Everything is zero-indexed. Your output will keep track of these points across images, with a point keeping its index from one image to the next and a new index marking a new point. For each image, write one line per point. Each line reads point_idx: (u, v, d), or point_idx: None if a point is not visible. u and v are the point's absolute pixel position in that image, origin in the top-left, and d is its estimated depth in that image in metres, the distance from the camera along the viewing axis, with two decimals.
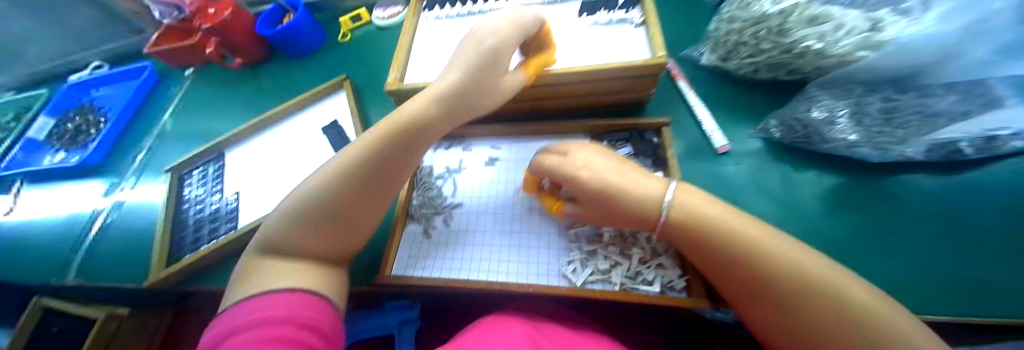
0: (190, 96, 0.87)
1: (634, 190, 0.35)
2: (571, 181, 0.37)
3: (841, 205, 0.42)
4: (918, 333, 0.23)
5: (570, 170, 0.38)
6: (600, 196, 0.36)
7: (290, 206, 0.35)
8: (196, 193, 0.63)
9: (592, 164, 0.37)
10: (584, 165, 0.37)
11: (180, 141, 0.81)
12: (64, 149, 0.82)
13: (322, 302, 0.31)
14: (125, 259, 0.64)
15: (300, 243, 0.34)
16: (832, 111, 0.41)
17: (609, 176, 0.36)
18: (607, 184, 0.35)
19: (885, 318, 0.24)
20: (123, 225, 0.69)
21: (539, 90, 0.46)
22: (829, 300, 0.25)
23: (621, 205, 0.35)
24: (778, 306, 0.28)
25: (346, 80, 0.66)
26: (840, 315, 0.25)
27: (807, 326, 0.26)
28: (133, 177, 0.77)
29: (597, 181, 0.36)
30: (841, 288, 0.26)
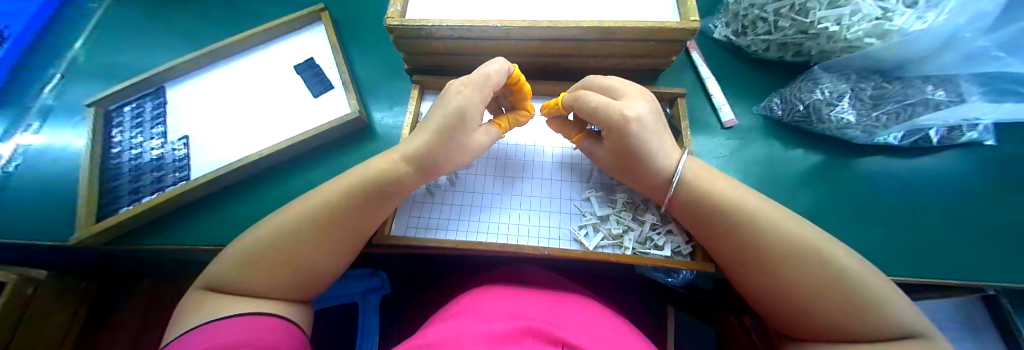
0: (111, 19, 0.70)
1: (664, 156, 0.36)
2: (619, 132, 0.34)
3: (812, 182, 0.48)
4: (885, 294, 0.26)
5: (621, 119, 0.33)
6: (636, 154, 0.35)
7: (257, 235, 0.33)
8: (130, 135, 0.52)
9: (646, 119, 0.34)
10: (636, 117, 0.33)
11: (100, 75, 0.66)
12: None
13: (291, 325, 0.30)
14: (38, 214, 0.53)
15: (274, 260, 0.32)
16: (834, 93, 0.45)
17: (650, 135, 0.35)
18: (647, 144, 0.34)
19: (858, 280, 0.26)
20: (33, 173, 0.57)
21: (562, 47, 0.43)
22: (811, 266, 0.28)
23: (647, 166, 0.36)
24: (766, 274, 0.30)
25: (323, 11, 0.56)
26: (821, 279, 0.27)
27: (791, 291, 0.28)
28: (37, 122, 0.62)
29: (640, 140, 0.34)
30: (824, 256, 0.28)
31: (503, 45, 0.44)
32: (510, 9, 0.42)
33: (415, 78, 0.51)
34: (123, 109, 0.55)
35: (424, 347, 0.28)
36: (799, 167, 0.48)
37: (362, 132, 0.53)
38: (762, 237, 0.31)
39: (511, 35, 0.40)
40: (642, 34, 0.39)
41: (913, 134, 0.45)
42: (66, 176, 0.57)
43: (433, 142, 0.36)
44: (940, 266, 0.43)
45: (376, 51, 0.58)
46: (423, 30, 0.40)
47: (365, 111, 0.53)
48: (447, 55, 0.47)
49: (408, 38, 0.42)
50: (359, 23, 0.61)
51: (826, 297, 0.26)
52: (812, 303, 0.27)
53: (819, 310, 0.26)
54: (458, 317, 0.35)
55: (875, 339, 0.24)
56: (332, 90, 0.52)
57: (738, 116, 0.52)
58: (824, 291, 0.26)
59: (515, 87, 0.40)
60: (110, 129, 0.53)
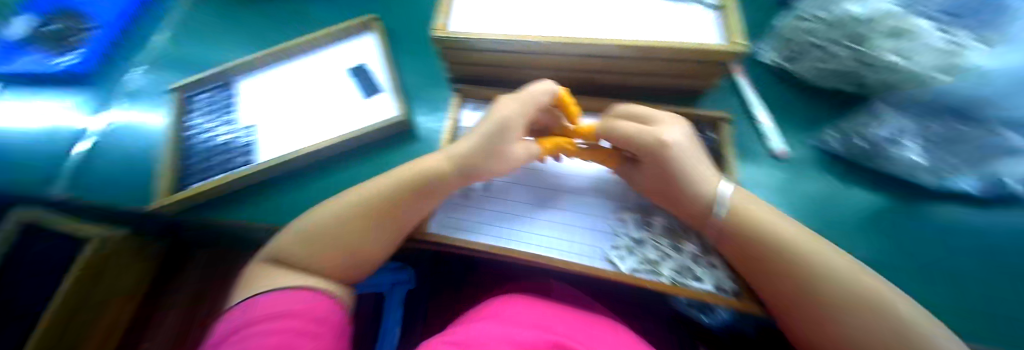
0: (196, 16, 0.79)
1: (703, 182, 0.36)
2: (656, 154, 0.35)
3: (867, 222, 0.44)
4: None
5: (658, 143, 0.35)
6: (675, 177, 0.35)
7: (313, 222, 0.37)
8: (204, 120, 0.59)
9: (681, 144, 0.35)
10: (674, 141, 0.35)
11: (182, 65, 0.75)
12: (33, 47, 0.74)
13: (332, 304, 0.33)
14: (122, 182, 0.61)
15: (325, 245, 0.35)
16: (900, 131, 0.42)
17: (688, 159, 0.35)
18: (685, 168, 0.35)
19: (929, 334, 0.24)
20: (121, 146, 0.66)
21: (604, 64, 0.44)
22: (875, 313, 0.26)
23: (687, 191, 0.35)
24: (821, 318, 0.28)
25: (375, 20, 0.61)
26: (887, 329, 0.25)
27: (851, 339, 0.26)
28: (126, 101, 0.72)
29: (678, 163, 0.35)
30: (888, 303, 0.26)
31: (545, 60, 0.45)
32: (555, 25, 0.43)
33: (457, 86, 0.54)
34: (199, 95, 0.61)
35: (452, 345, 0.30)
36: (852, 205, 0.45)
37: (403, 133, 0.56)
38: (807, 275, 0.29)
39: (551, 50, 0.42)
40: (681, 55, 0.39)
41: (985, 180, 0.41)
42: (147, 151, 0.64)
43: (478, 149, 0.38)
44: None
45: (420, 58, 0.62)
46: (467, 42, 0.43)
47: (408, 113, 0.57)
48: (489, 65, 0.49)
49: (455, 48, 0.45)
50: (406, 31, 0.65)
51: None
52: None
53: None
54: (485, 320, 0.36)
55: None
56: (380, 92, 0.56)
57: (784, 146, 0.50)
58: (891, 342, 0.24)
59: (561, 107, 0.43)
60: (188, 113, 0.60)
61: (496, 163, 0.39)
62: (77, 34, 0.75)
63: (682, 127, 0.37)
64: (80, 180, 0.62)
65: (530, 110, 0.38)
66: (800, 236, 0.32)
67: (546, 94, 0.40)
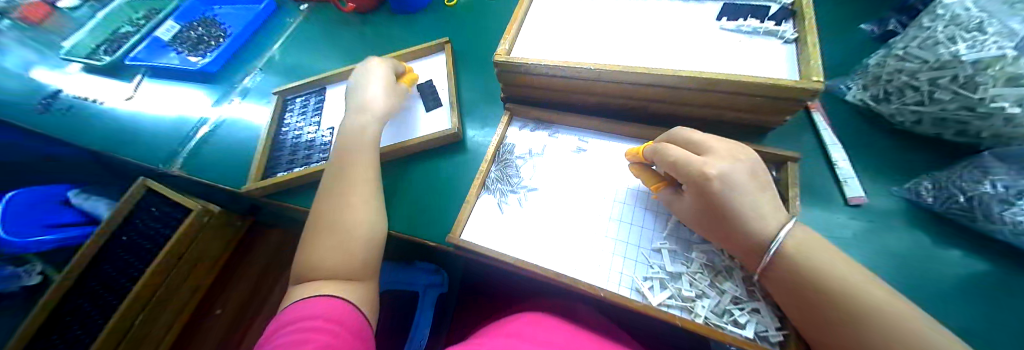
0: (300, 33, 0.95)
1: (757, 220, 0.33)
2: (699, 187, 0.34)
3: (970, 294, 0.37)
4: None
5: (700, 175, 0.33)
6: (720, 211, 0.33)
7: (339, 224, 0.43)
8: (295, 119, 0.69)
9: (731, 176, 0.33)
10: (719, 174, 0.33)
11: (283, 71, 0.89)
12: (185, 52, 0.95)
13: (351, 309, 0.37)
14: (225, 164, 0.73)
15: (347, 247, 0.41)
16: (1011, 189, 0.34)
17: (737, 194, 0.33)
18: (734, 203, 0.33)
19: None
20: (228, 135, 0.79)
21: (661, 95, 0.44)
22: None
23: (736, 226, 0.33)
24: None
25: (446, 43, 0.68)
26: None
27: None
28: (238, 98, 0.86)
29: (723, 197, 0.33)
30: None
31: (602, 88, 0.47)
32: (612, 55, 0.45)
33: (509, 105, 0.57)
34: (295, 99, 0.72)
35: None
36: (949, 270, 0.39)
37: (456, 145, 0.60)
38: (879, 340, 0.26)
39: (602, 77, 0.44)
40: (748, 90, 0.38)
41: None
42: (247, 141, 0.77)
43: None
44: None
45: (480, 78, 0.67)
46: (523, 67, 0.46)
47: (462, 128, 0.61)
48: (543, 89, 0.52)
49: (512, 71, 0.48)
50: (472, 54, 0.71)
51: None
52: None
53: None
54: (509, 335, 0.37)
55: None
56: (440, 106, 0.61)
57: (862, 194, 0.45)
58: None
59: None
60: (284, 112, 0.71)
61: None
62: (212, 41, 0.95)
63: (734, 160, 0.34)
64: (195, 159, 0.75)
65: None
66: (877, 295, 0.28)
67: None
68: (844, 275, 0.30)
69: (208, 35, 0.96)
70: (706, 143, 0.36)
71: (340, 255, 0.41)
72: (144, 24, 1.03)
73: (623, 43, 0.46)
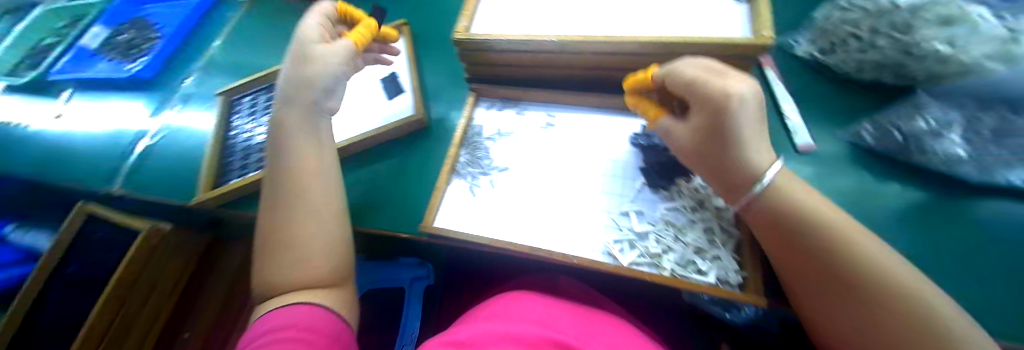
0: (239, 27, 0.87)
1: (755, 153, 0.32)
2: (717, 110, 0.31)
3: (907, 224, 0.41)
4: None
5: (725, 96, 0.30)
6: (728, 140, 0.31)
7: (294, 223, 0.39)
8: (244, 121, 0.63)
9: (750, 102, 0.30)
10: (743, 97, 0.30)
11: (226, 70, 0.82)
12: (114, 59, 0.85)
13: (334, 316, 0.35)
14: (173, 178, 0.67)
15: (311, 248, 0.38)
16: (942, 123, 0.39)
17: (748, 124, 0.31)
18: (742, 132, 0.31)
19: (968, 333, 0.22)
20: (172, 145, 0.72)
21: (621, 61, 0.44)
22: (914, 305, 0.24)
23: (735, 157, 0.32)
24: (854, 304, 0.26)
25: (403, 26, 0.64)
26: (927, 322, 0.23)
27: (883, 327, 0.24)
28: (179, 103, 0.79)
29: (738, 123, 0.30)
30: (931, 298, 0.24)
31: (562, 59, 0.46)
32: (572, 24, 0.44)
33: (474, 86, 0.55)
34: (241, 100, 0.67)
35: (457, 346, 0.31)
36: (890, 204, 0.42)
37: (423, 132, 0.58)
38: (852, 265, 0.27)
39: (565, 48, 0.42)
40: (707, 51, 0.38)
41: None
42: (194, 149, 0.70)
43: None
44: None
45: (443, 61, 0.64)
46: (484, 43, 0.44)
47: (427, 113, 0.59)
48: (507, 65, 0.50)
49: (472, 49, 0.46)
50: (431, 36, 0.68)
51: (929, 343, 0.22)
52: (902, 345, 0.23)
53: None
54: (491, 318, 0.37)
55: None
56: (402, 93, 0.58)
57: (812, 141, 0.48)
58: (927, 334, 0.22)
59: None
60: (231, 114, 0.65)
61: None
62: (143, 44, 0.86)
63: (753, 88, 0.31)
64: (138, 176, 0.69)
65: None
66: (847, 225, 0.29)
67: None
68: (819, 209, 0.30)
69: (138, 38, 0.87)
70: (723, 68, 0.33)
71: (301, 261, 0.37)
72: (68, 34, 0.92)
73: (584, 11, 0.44)
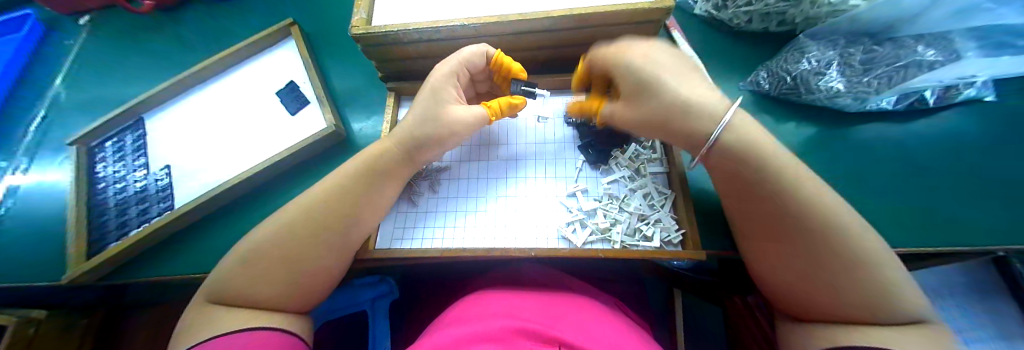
0: (86, 52, 0.70)
1: (690, 92, 0.32)
2: (624, 68, 0.34)
3: (805, 157, 0.46)
4: (903, 282, 0.24)
5: (622, 56, 0.34)
6: (650, 89, 0.33)
7: (242, 248, 0.33)
8: (112, 169, 0.52)
9: (651, 54, 0.34)
10: (638, 52, 0.34)
11: (81, 110, 0.66)
12: None
13: (293, 338, 0.30)
14: (37, 255, 0.54)
15: (265, 262, 0.32)
16: (822, 62, 0.44)
17: (663, 71, 0.33)
18: (662, 76, 0.32)
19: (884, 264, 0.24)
20: (23, 216, 0.57)
21: (536, 40, 0.42)
22: (849, 243, 0.24)
23: (666, 101, 0.32)
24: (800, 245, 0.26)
25: (293, 26, 0.55)
26: (859, 261, 0.24)
27: (825, 265, 0.25)
28: (26, 158, 0.63)
29: (651, 72, 0.33)
30: (860, 233, 0.25)
31: (473, 43, 0.42)
32: (478, 4, 0.40)
33: (390, 85, 0.49)
34: (105, 144, 0.54)
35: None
36: (789, 141, 0.47)
37: (341, 145, 0.52)
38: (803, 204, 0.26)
39: (480, 32, 0.39)
40: (618, 18, 0.37)
41: (907, 97, 0.44)
42: (57, 214, 0.57)
43: (412, 129, 0.37)
44: (955, 234, 0.41)
45: (351, 61, 0.57)
46: (390, 36, 0.38)
47: (343, 123, 0.53)
48: (420, 59, 0.45)
49: (375, 45, 0.40)
50: (331, 34, 0.60)
51: (863, 281, 0.23)
52: (843, 284, 0.24)
53: (841, 287, 0.24)
54: (453, 325, 0.34)
55: (885, 321, 0.23)
56: (308, 105, 0.51)
57: (723, 93, 0.51)
58: (858, 272, 0.24)
59: (502, 68, 0.41)
60: (93, 165, 0.53)
61: (451, 131, 0.37)
62: None
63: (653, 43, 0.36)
64: None
65: (458, 70, 0.38)
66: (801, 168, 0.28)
67: (481, 58, 0.39)
68: (772, 151, 0.29)
69: None
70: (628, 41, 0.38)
71: (242, 288, 0.31)
72: None
73: None
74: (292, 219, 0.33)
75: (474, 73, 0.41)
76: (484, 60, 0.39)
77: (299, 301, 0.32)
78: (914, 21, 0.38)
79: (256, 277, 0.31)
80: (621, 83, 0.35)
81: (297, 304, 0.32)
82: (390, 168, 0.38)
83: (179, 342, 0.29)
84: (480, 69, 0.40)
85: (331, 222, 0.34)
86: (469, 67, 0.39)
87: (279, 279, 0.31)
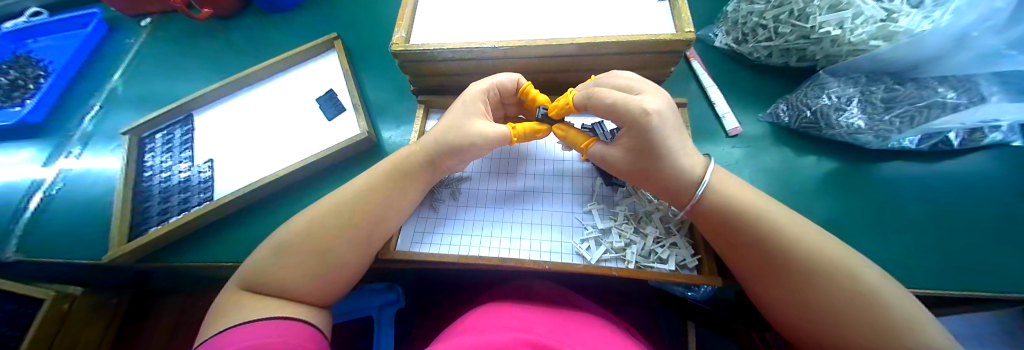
0: (146, 52, 0.77)
1: (685, 156, 0.34)
2: (639, 127, 0.32)
3: (826, 192, 0.46)
4: (922, 318, 0.23)
5: (641, 113, 0.31)
6: (657, 153, 0.33)
7: (276, 241, 0.35)
8: (159, 160, 0.56)
9: (665, 111, 0.32)
10: (657, 110, 0.32)
11: (132, 106, 0.72)
12: None
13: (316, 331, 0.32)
14: (80, 234, 0.58)
15: (297, 254, 0.34)
16: (842, 98, 0.45)
17: (670, 134, 0.33)
18: (669, 140, 0.33)
19: (896, 304, 0.24)
20: (71, 198, 0.62)
21: (564, 64, 0.44)
22: (845, 288, 0.25)
23: (666, 165, 0.34)
24: (799, 296, 0.27)
25: (337, 39, 0.59)
26: (861, 304, 0.24)
27: (829, 313, 0.25)
28: (79, 145, 0.69)
29: (663, 135, 0.32)
30: (857, 276, 0.26)
31: (504, 63, 0.44)
32: (511, 29, 0.43)
33: (421, 98, 0.52)
34: (155, 136, 0.59)
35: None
36: (809, 174, 0.47)
37: (369, 151, 0.55)
38: (789, 250, 0.28)
39: (509, 54, 0.41)
40: (642, 46, 0.39)
41: (930, 138, 0.44)
42: (102, 198, 0.62)
43: (444, 145, 0.39)
44: (990, 280, 0.39)
45: (385, 75, 0.61)
46: (427, 53, 0.41)
47: (374, 131, 0.56)
48: (451, 75, 0.48)
49: (413, 61, 0.43)
50: (369, 48, 0.64)
51: (869, 324, 0.24)
52: (850, 331, 0.24)
53: (857, 332, 0.24)
54: (469, 333, 0.34)
55: None
56: (344, 112, 0.54)
57: (742, 123, 0.52)
58: (862, 316, 0.24)
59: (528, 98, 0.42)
60: (143, 154, 0.57)
61: (471, 142, 0.38)
62: (27, 83, 0.70)
63: (660, 97, 0.34)
64: (33, 237, 0.58)
65: (489, 89, 0.41)
66: (784, 218, 0.30)
67: (513, 85, 0.42)
68: (763, 206, 0.32)
69: (22, 77, 0.70)
70: (636, 85, 0.35)
71: (274, 279, 0.32)
72: None
73: (521, 14, 0.44)
74: (324, 216, 0.36)
75: (506, 97, 0.44)
76: (515, 88, 0.42)
77: (325, 294, 0.34)
78: (937, 63, 0.39)
79: (288, 269, 0.33)
80: (628, 139, 0.34)
81: (323, 296, 0.34)
82: (415, 174, 0.40)
83: (212, 323, 0.31)
84: (511, 94, 0.43)
85: (360, 222, 0.36)
86: (501, 89, 0.42)
87: (310, 273, 0.33)
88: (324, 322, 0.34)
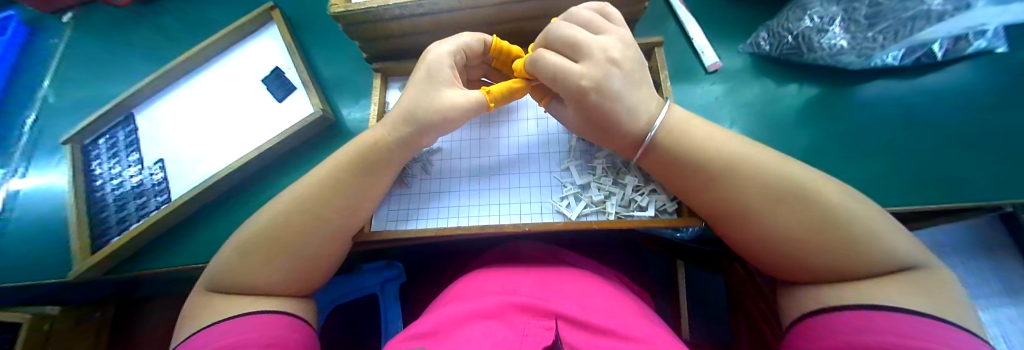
0: (72, 51, 0.69)
1: (638, 119, 0.31)
2: (578, 106, 0.31)
3: (808, 121, 0.45)
4: (876, 228, 0.23)
5: (575, 94, 0.30)
6: (602, 127, 0.31)
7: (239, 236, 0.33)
8: (108, 167, 0.52)
9: (605, 83, 0.29)
10: (594, 88, 0.29)
11: (75, 112, 0.66)
12: None
13: (299, 321, 0.30)
14: (49, 255, 0.55)
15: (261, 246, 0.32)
16: (824, 18, 0.42)
17: (617, 103, 0.30)
18: (615, 112, 0.30)
19: (852, 221, 0.24)
20: (29, 218, 0.58)
21: (526, 10, 0.40)
22: (803, 215, 0.25)
23: (619, 135, 0.32)
24: (760, 231, 0.26)
25: (274, 8, 0.53)
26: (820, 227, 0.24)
27: (790, 241, 0.25)
28: (22, 163, 0.63)
29: (605, 111, 0.30)
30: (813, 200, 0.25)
31: (456, 14, 0.40)
32: None
33: (376, 66, 0.47)
34: (99, 142, 0.53)
35: (422, 338, 0.27)
36: (792, 104, 0.46)
37: (331, 130, 0.52)
38: (745, 187, 0.27)
39: (463, 3, 0.37)
40: None
41: (915, 51, 0.41)
42: (61, 215, 0.58)
43: (400, 116, 0.36)
44: (966, 191, 0.40)
45: (336, 46, 0.56)
46: (372, 13, 0.37)
47: (331, 108, 0.52)
48: (405, 35, 0.44)
49: (358, 23, 0.39)
50: (316, 18, 0.58)
51: (829, 245, 0.23)
52: (811, 256, 0.24)
53: (816, 255, 0.24)
54: (456, 303, 0.34)
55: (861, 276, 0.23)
56: (294, 91, 0.50)
57: (722, 59, 0.49)
58: (819, 238, 0.24)
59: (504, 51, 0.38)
60: (89, 163, 0.52)
61: (445, 117, 0.34)
62: None
63: (623, 44, 0.30)
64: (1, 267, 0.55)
65: (455, 53, 0.35)
66: (740, 151, 0.29)
67: (479, 44, 0.37)
68: (718, 143, 0.29)
69: None
70: (601, 25, 0.31)
71: (241, 276, 0.31)
72: None
73: None
74: (285, 205, 0.33)
75: (472, 59, 0.39)
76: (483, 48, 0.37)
77: (303, 283, 0.33)
78: None
79: (255, 263, 0.31)
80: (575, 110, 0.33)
81: (301, 284, 0.33)
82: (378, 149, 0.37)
83: (187, 323, 0.29)
84: (478, 55, 0.38)
85: (324, 207, 0.34)
86: (467, 51, 0.37)
87: (278, 264, 0.31)
88: (306, 310, 0.33)
